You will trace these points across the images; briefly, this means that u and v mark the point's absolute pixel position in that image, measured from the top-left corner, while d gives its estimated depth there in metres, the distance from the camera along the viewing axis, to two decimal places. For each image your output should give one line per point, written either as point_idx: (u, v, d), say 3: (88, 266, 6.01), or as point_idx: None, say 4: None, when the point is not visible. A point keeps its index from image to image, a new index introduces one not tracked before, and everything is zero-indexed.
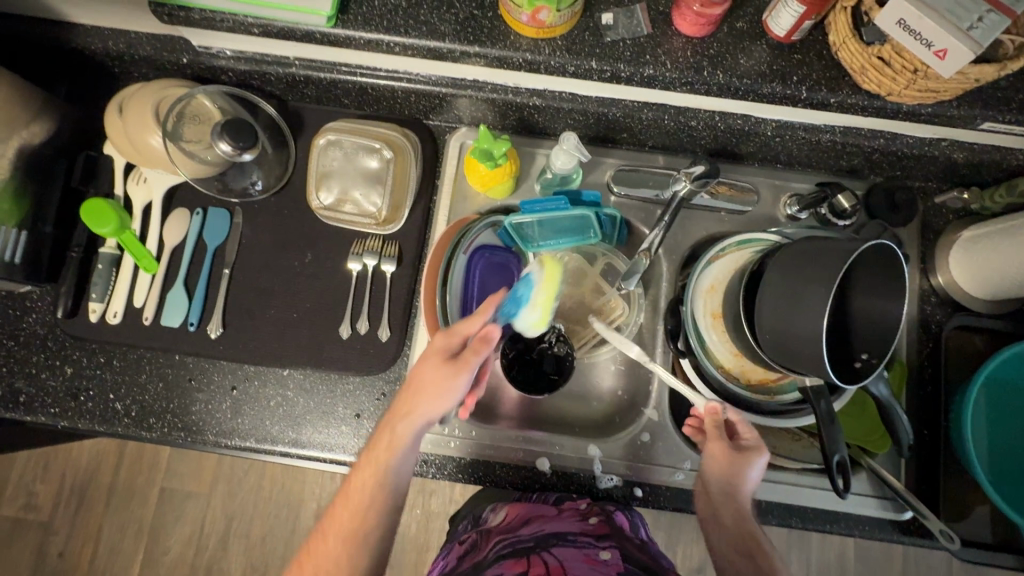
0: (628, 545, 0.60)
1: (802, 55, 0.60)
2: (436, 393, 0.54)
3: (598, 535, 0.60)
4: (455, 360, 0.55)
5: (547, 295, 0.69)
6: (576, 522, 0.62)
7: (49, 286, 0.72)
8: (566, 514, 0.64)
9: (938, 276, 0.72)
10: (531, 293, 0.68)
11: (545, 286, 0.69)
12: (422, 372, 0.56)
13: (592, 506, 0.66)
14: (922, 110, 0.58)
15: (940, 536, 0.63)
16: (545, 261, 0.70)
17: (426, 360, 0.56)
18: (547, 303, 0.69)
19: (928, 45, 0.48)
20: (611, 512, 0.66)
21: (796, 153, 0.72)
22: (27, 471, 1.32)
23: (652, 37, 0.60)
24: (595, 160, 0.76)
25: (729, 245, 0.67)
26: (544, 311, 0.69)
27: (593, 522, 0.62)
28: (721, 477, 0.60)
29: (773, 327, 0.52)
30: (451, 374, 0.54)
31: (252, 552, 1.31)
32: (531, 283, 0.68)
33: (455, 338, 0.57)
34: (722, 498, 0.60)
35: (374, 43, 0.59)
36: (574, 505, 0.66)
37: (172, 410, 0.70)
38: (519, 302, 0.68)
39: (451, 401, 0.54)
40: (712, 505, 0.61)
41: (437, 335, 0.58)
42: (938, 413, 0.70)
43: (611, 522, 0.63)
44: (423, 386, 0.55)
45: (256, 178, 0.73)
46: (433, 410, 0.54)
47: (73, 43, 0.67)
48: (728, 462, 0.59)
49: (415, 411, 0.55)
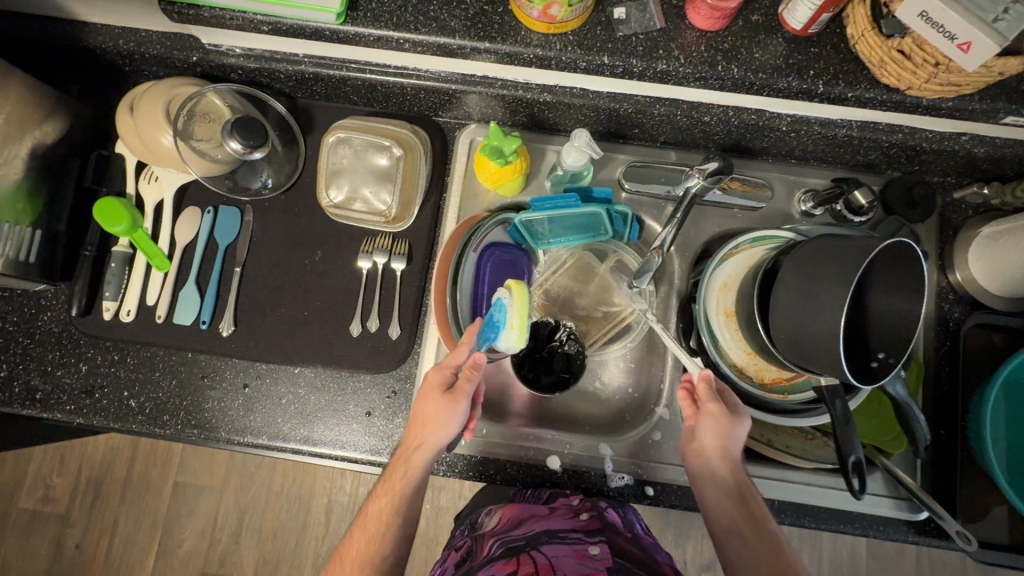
0: (620, 540, 0.63)
1: (819, 49, 0.58)
2: (440, 426, 0.56)
3: (589, 530, 0.63)
4: (452, 392, 0.57)
5: (522, 315, 0.58)
6: (567, 519, 0.64)
7: (63, 285, 0.72)
8: (558, 512, 0.66)
9: (956, 273, 0.71)
10: (504, 317, 0.58)
11: (518, 305, 0.58)
12: (422, 408, 0.57)
13: (584, 502, 0.67)
14: (942, 104, 0.57)
15: (957, 537, 0.62)
16: (514, 281, 0.60)
17: (424, 396, 0.58)
18: (525, 323, 0.58)
19: (951, 37, 0.47)
20: (602, 508, 0.67)
21: (811, 148, 0.71)
22: (43, 465, 1.34)
23: (665, 31, 0.59)
24: (607, 156, 0.75)
25: (743, 242, 0.66)
26: (523, 332, 0.57)
27: (584, 519, 0.64)
28: (722, 441, 0.57)
29: (789, 326, 0.51)
30: (451, 407, 0.56)
31: (264, 546, 1.32)
32: (504, 307, 0.59)
33: (447, 370, 0.58)
34: (721, 463, 0.57)
35: (383, 40, 0.59)
36: (566, 502, 0.67)
37: (186, 407, 0.70)
38: (496, 328, 0.59)
39: (456, 428, 0.57)
40: (708, 470, 0.58)
41: (430, 370, 0.59)
42: (957, 413, 0.69)
43: (602, 517, 0.65)
44: (427, 421, 0.57)
45: (267, 177, 0.73)
46: (441, 440, 0.56)
47: (84, 41, 0.67)
48: (727, 425, 0.57)
49: (424, 443, 0.57)
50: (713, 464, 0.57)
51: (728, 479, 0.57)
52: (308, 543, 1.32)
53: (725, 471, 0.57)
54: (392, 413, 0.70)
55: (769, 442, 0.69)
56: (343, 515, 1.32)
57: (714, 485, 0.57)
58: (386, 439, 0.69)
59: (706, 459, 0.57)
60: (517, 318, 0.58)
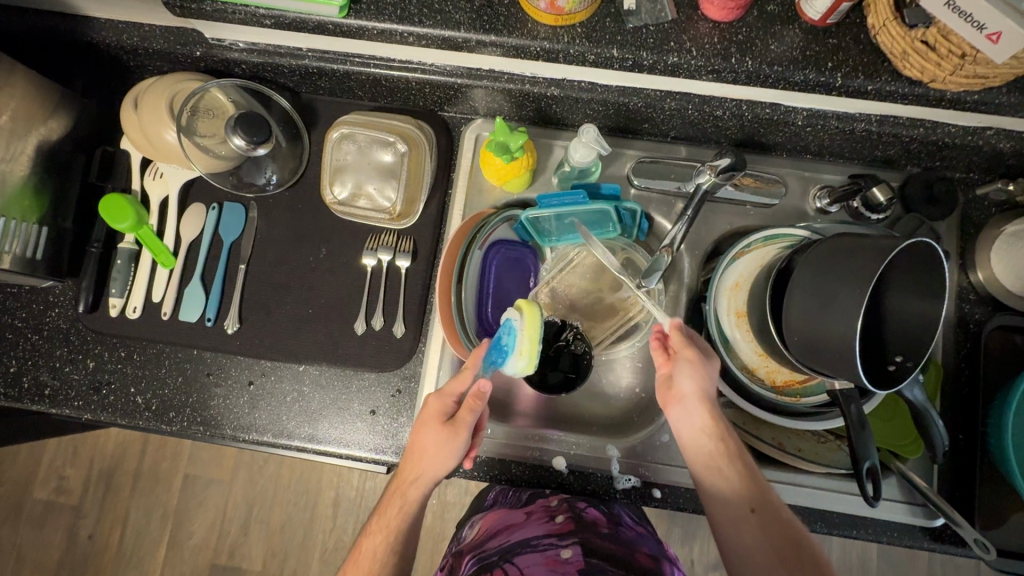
0: (595, 539, 0.60)
1: (838, 40, 0.56)
2: (439, 458, 0.55)
3: (563, 534, 0.60)
4: (452, 423, 0.56)
5: (532, 342, 0.57)
6: (543, 523, 0.62)
7: (71, 281, 0.72)
8: (534, 517, 0.64)
9: (977, 272, 0.69)
10: (514, 342, 0.58)
11: (529, 331, 0.57)
12: (421, 439, 0.57)
13: (562, 502, 0.66)
14: (967, 97, 0.54)
15: (975, 545, 0.60)
16: (525, 302, 0.59)
17: (424, 426, 0.57)
18: (535, 350, 0.57)
19: (980, 28, 0.45)
20: (580, 510, 0.64)
21: (827, 143, 0.69)
22: (57, 456, 1.37)
23: (677, 23, 0.57)
24: (616, 152, 0.73)
25: (755, 241, 0.65)
26: (532, 358, 0.57)
27: (559, 521, 0.62)
28: (700, 386, 0.57)
29: (803, 329, 0.50)
30: (450, 439, 0.55)
31: (272, 538, 1.33)
32: (513, 331, 0.58)
33: (448, 399, 0.57)
34: (700, 407, 0.57)
35: (387, 33, 0.58)
36: (544, 504, 0.66)
37: (191, 404, 0.71)
38: (504, 352, 0.58)
39: (454, 460, 0.56)
40: (686, 415, 0.58)
41: (431, 398, 0.58)
42: (977, 417, 0.67)
43: (579, 518, 0.63)
44: (425, 453, 0.56)
45: (271, 173, 0.72)
46: (439, 472, 0.56)
47: (88, 36, 0.67)
48: (702, 370, 0.57)
49: (422, 475, 0.56)
50: (692, 408, 0.57)
51: (706, 422, 0.57)
52: (316, 537, 1.33)
53: (704, 415, 0.57)
54: (397, 412, 0.69)
55: (780, 446, 0.68)
56: (350, 509, 1.33)
57: (693, 427, 0.57)
58: (391, 438, 0.68)
59: (685, 404, 0.57)
60: (527, 344, 0.58)
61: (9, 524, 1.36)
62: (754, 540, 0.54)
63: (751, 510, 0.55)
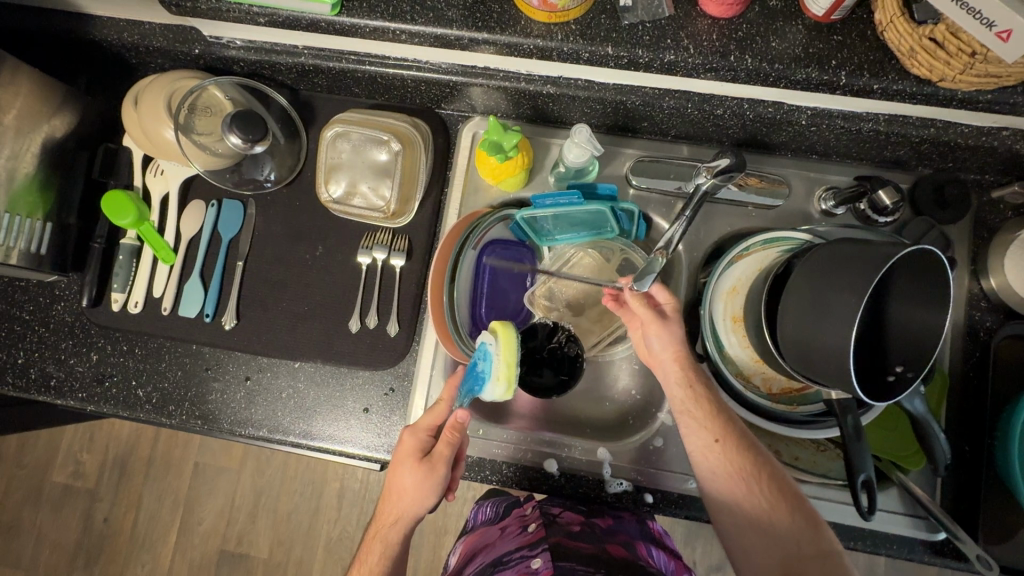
0: (566, 541, 0.62)
1: (843, 37, 0.54)
2: (417, 496, 0.56)
3: (534, 541, 0.63)
4: (428, 459, 0.56)
5: (508, 366, 0.56)
6: (517, 535, 0.66)
7: (77, 276, 0.74)
8: (512, 530, 0.68)
9: (989, 279, 0.66)
10: (491, 367, 0.57)
11: (505, 355, 0.56)
12: (399, 478, 0.57)
13: (535, 509, 0.70)
14: (978, 97, 0.52)
15: (976, 561, 0.57)
16: (501, 325, 0.58)
17: (402, 463, 0.57)
18: (512, 374, 0.56)
19: (990, 25, 0.42)
20: (553, 515, 0.67)
21: (834, 143, 0.66)
22: (74, 442, 1.41)
23: (674, 20, 0.55)
24: (614, 151, 0.72)
25: (755, 244, 0.63)
26: (510, 385, 0.56)
27: (532, 530, 0.65)
28: (672, 343, 0.59)
29: (798, 337, 0.48)
30: (428, 475, 0.56)
31: (277, 527, 1.36)
32: (490, 355, 0.57)
33: (422, 434, 0.58)
34: (673, 360, 0.59)
35: (380, 31, 0.57)
36: (520, 513, 0.72)
37: (190, 398, 0.72)
38: (482, 379, 0.57)
39: (434, 495, 0.56)
40: (659, 365, 0.60)
41: (405, 433, 0.58)
42: (984, 428, 0.65)
43: (550, 523, 0.65)
44: (404, 491, 0.56)
45: (269, 171, 0.73)
46: (421, 509, 0.56)
47: (90, 34, 0.68)
48: (672, 330, 0.59)
49: (403, 514, 0.56)
50: (667, 365, 0.59)
51: (679, 372, 0.58)
52: (321, 528, 1.35)
53: (676, 365, 0.58)
54: (389, 411, 0.69)
55: (776, 454, 0.67)
56: (354, 500, 1.35)
57: (672, 381, 0.58)
58: (384, 435, 0.69)
59: (664, 367, 0.59)
60: (504, 369, 0.56)
61: (28, 506, 1.40)
62: (721, 466, 0.56)
63: (716, 441, 0.56)
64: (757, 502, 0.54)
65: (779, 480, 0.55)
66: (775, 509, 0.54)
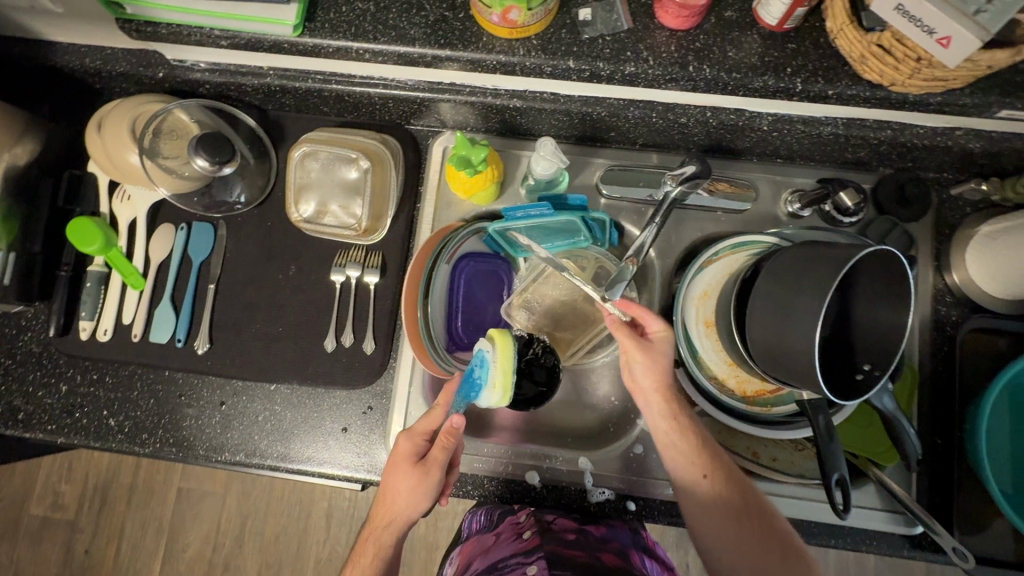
0: (562, 549, 0.60)
1: (797, 45, 0.55)
2: (412, 499, 0.55)
3: (529, 550, 0.60)
4: (423, 463, 0.56)
5: (505, 374, 0.56)
6: (510, 543, 0.62)
7: (43, 305, 0.72)
8: (504, 537, 0.64)
9: (952, 274, 0.68)
10: (487, 375, 0.57)
11: (502, 363, 0.56)
12: (393, 481, 0.56)
13: (530, 517, 0.66)
14: (929, 99, 0.53)
15: (953, 553, 0.59)
16: (497, 332, 0.58)
17: (396, 467, 0.57)
18: (508, 382, 0.56)
19: (930, 32, 0.44)
20: (547, 522, 0.65)
21: (796, 147, 0.68)
22: (52, 472, 1.37)
23: (634, 32, 0.56)
24: (583, 161, 0.73)
25: (723, 249, 0.64)
26: (506, 392, 0.56)
27: (527, 538, 0.62)
28: (654, 374, 0.58)
29: (765, 340, 0.49)
30: (423, 479, 0.55)
31: (265, 550, 1.33)
32: (486, 363, 0.57)
33: (419, 438, 0.57)
34: (655, 391, 0.58)
35: (343, 51, 0.57)
36: (513, 520, 0.66)
37: (164, 425, 0.70)
38: (477, 386, 0.57)
39: (429, 499, 0.56)
40: (641, 396, 0.60)
41: (401, 437, 0.58)
42: (955, 421, 0.66)
43: (544, 530, 0.63)
44: (399, 494, 0.56)
45: (240, 193, 0.72)
46: (415, 512, 0.56)
47: (50, 60, 0.67)
48: (657, 360, 0.59)
49: (395, 517, 0.56)
50: (649, 396, 0.59)
51: (661, 404, 0.58)
52: (310, 549, 1.32)
53: (658, 397, 0.58)
54: (369, 429, 0.69)
55: (755, 456, 0.67)
56: (343, 519, 1.33)
57: (655, 413, 0.59)
58: (364, 454, 0.68)
59: (646, 396, 0.59)
60: (500, 377, 0.56)
61: (6, 541, 1.36)
62: (710, 500, 0.56)
63: (704, 476, 0.56)
64: (749, 535, 0.55)
65: (765, 513, 0.56)
66: (764, 542, 0.55)
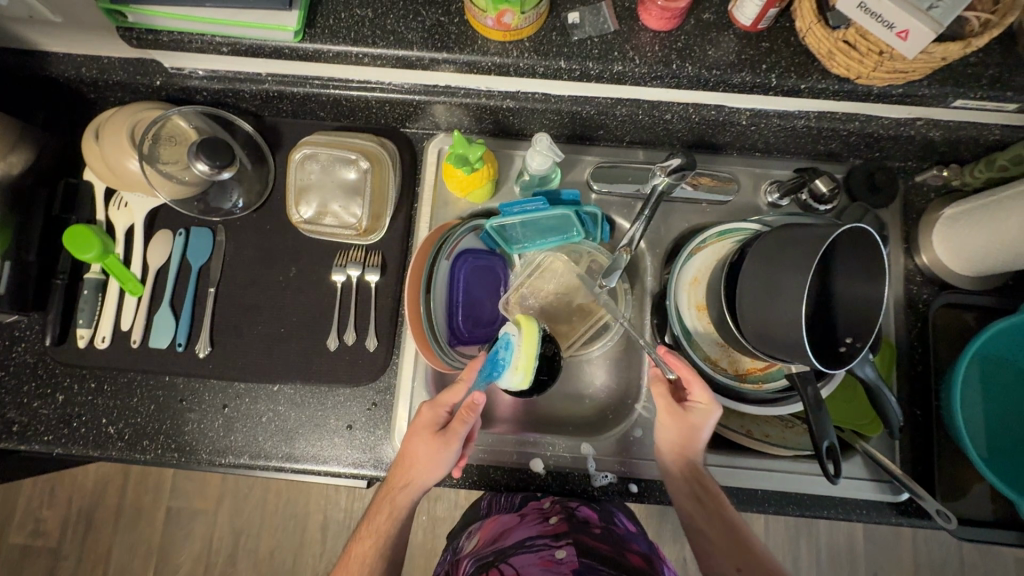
0: (588, 539, 0.61)
1: (771, 44, 0.60)
2: (427, 466, 0.57)
3: (557, 534, 0.61)
4: (444, 433, 0.57)
5: (528, 358, 0.60)
6: (536, 525, 0.63)
7: (36, 315, 0.72)
8: (528, 518, 0.65)
9: (921, 255, 0.72)
10: (510, 357, 0.60)
11: (525, 348, 0.60)
12: (413, 447, 0.58)
13: (554, 504, 0.67)
14: (892, 91, 0.58)
15: (937, 515, 0.63)
16: (524, 318, 0.62)
17: (415, 435, 0.58)
18: (530, 365, 0.60)
19: (890, 26, 0.48)
20: (572, 508, 0.66)
21: (772, 140, 0.72)
22: (33, 498, 1.33)
23: (620, 34, 0.60)
24: (573, 159, 0.76)
25: (710, 236, 0.67)
26: (528, 374, 0.60)
27: (553, 523, 0.63)
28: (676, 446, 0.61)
29: (754, 317, 0.52)
30: (440, 448, 0.57)
31: (260, 566, 1.31)
32: (511, 346, 0.61)
33: (441, 410, 0.58)
34: (676, 461, 0.62)
35: (342, 55, 0.60)
36: (537, 505, 0.67)
37: (165, 431, 0.70)
38: (500, 367, 0.60)
39: (445, 470, 0.57)
40: (665, 470, 0.64)
41: (424, 406, 0.59)
42: (931, 393, 0.70)
43: (572, 518, 0.64)
44: (416, 461, 0.57)
45: (237, 198, 0.73)
46: (429, 481, 0.57)
47: (45, 70, 0.67)
48: (685, 435, 0.60)
49: (411, 483, 0.57)
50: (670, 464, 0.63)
51: (684, 482, 0.62)
52: (307, 562, 1.30)
53: (679, 470, 0.62)
54: (374, 425, 0.70)
55: (749, 433, 0.70)
56: (341, 530, 1.32)
57: (676, 486, 0.62)
58: (370, 450, 0.69)
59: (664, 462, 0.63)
60: (523, 360, 0.60)
61: None
62: None
63: (736, 569, 0.59)
64: None
65: None
66: None
